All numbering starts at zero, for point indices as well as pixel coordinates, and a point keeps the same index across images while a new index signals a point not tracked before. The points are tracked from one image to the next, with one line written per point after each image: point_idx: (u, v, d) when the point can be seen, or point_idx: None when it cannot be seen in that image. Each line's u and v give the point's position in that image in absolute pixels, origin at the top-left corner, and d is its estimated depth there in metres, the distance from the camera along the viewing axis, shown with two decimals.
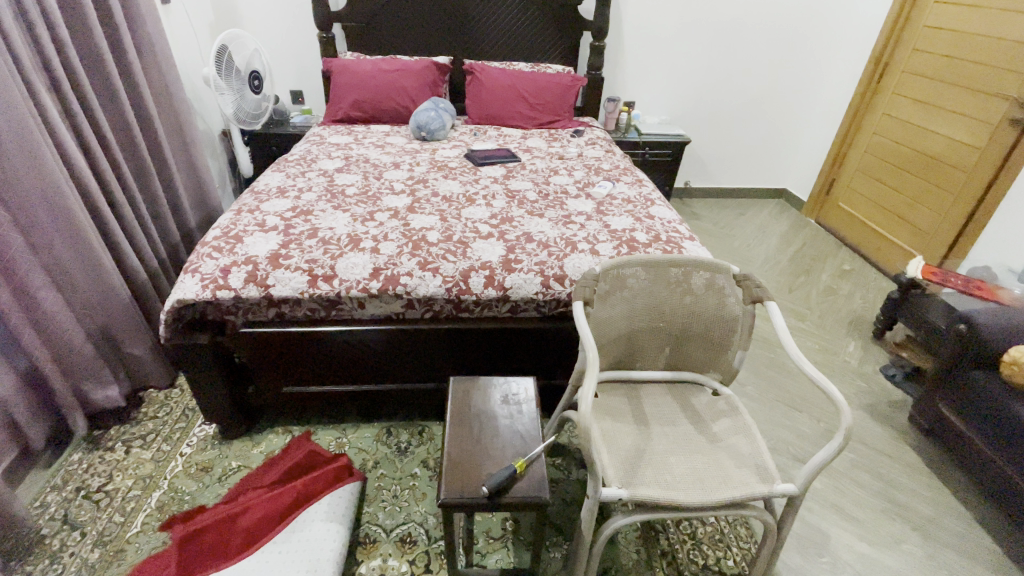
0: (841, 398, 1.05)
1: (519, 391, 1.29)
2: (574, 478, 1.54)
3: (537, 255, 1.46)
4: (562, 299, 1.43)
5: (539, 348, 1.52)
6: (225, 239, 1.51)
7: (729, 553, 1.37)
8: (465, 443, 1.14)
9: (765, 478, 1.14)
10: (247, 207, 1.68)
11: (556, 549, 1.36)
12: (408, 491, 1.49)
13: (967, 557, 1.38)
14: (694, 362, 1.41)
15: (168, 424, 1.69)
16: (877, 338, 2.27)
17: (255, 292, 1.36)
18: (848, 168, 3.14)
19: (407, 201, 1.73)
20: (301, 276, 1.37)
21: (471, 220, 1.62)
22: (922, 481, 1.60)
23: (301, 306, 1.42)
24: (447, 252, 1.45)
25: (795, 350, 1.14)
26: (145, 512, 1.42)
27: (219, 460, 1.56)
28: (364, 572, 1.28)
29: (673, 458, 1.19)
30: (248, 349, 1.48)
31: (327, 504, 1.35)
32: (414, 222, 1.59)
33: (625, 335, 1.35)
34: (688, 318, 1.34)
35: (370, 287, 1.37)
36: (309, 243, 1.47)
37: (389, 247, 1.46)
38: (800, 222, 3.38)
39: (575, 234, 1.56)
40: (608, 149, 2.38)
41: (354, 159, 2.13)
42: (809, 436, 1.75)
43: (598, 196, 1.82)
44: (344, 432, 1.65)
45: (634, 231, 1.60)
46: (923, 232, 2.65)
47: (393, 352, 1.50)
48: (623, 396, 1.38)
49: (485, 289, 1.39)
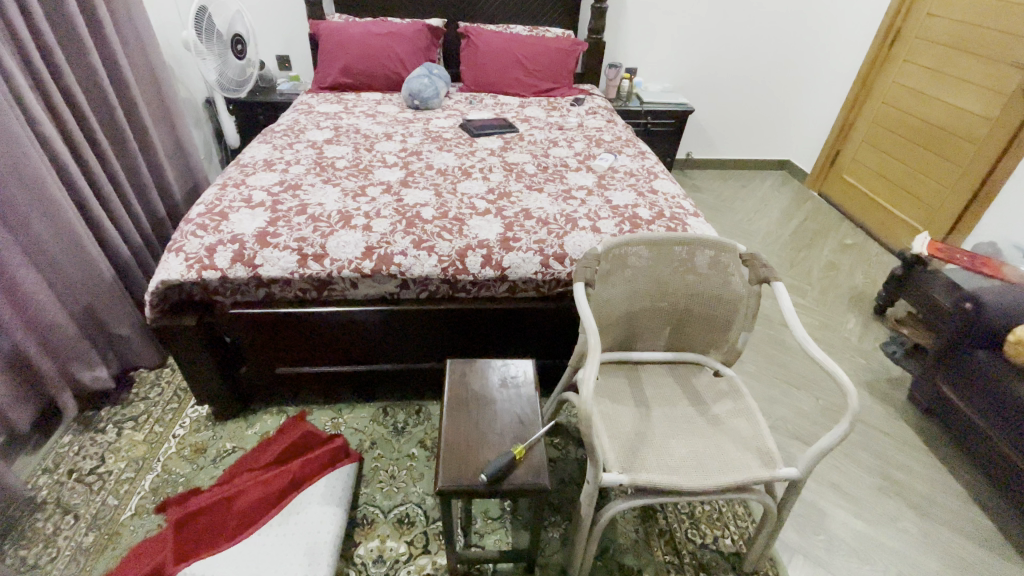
0: (848, 380, 1.02)
1: (518, 374, 1.26)
2: (573, 457, 1.53)
3: (536, 233, 1.40)
4: (562, 279, 1.38)
5: (538, 329, 1.48)
6: (210, 216, 1.44)
7: (727, 532, 1.37)
8: (463, 428, 1.11)
9: (768, 462, 1.12)
10: (233, 181, 1.61)
11: (555, 529, 1.36)
12: (405, 471, 1.47)
13: (962, 534, 1.40)
14: (695, 342, 1.38)
15: (160, 404, 1.66)
16: (879, 314, 2.25)
17: (243, 272, 1.31)
18: (854, 139, 3.06)
19: (401, 174, 1.65)
20: (291, 256, 1.32)
21: (467, 195, 1.55)
22: (919, 459, 1.60)
23: (291, 287, 1.36)
24: (442, 229, 1.39)
25: (801, 332, 1.11)
26: (139, 495, 1.40)
27: (213, 442, 1.54)
28: (363, 553, 1.28)
29: (675, 442, 1.17)
30: (238, 330, 1.43)
31: (324, 487, 1.34)
32: (408, 198, 1.52)
33: (626, 316, 1.31)
34: (691, 298, 1.30)
35: (363, 266, 1.31)
36: (298, 221, 1.41)
37: (381, 225, 1.40)
38: (803, 194, 3.31)
39: (575, 210, 1.50)
40: (610, 119, 2.28)
41: (344, 129, 2.03)
42: (808, 414, 1.75)
43: (600, 170, 1.75)
44: (340, 411, 1.63)
45: (637, 207, 1.53)
46: (928, 206, 2.60)
47: (388, 333, 1.46)
48: (624, 377, 1.35)
49: (482, 270, 1.34)
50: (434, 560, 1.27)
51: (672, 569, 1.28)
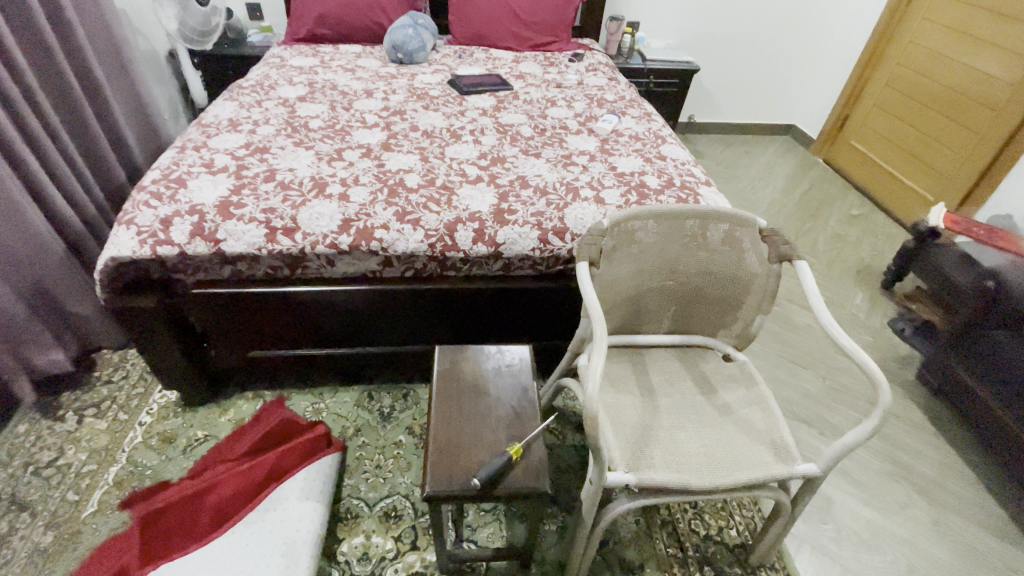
0: (879, 372, 0.91)
1: (513, 361, 1.15)
2: (570, 444, 1.44)
3: (533, 204, 1.26)
4: (562, 256, 1.25)
5: (534, 309, 1.36)
6: (166, 183, 1.28)
7: (731, 522, 1.30)
8: (453, 424, 1.00)
9: (785, 457, 1.02)
10: (193, 143, 1.44)
11: (552, 521, 1.28)
12: (392, 460, 1.37)
13: (971, 522, 1.35)
14: (705, 324, 1.27)
15: (124, 389, 1.53)
16: (887, 289, 2.16)
17: (204, 247, 1.16)
18: (865, 103, 2.90)
19: (383, 136, 1.49)
20: (257, 229, 1.17)
21: (456, 160, 1.39)
22: (929, 442, 1.54)
23: (260, 264, 1.22)
24: (428, 199, 1.24)
25: (826, 316, 1.00)
26: (102, 489, 1.30)
27: (183, 430, 1.42)
28: (347, 551, 1.19)
29: (684, 435, 1.06)
30: (204, 312, 1.30)
31: (303, 480, 1.24)
32: (390, 163, 1.36)
33: (632, 297, 1.20)
34: (702, 277, 1.19)
35: (340, 241, 1.16)
36: (266, 189, 1.25)
37: (360, 193, 1.24)
38: (808, 161, 3.17)
39: (576, 178, 1.36)
40: (612, 76, 2.10)
41: (319, 85, 1.83)
42: (815, 395, 1.67)
43: (603, 133, 1.60)
44: (321, 396, 1.52)
45: (644, 175, 1.39)
46: (940, 175, 2.47)
47: (371, 314, 1.33)
48: (628, 361, 1.24)
49: (474, 246, 1.20)
50: (423, 557, 1.19)
51: (674, 563, 1.22)
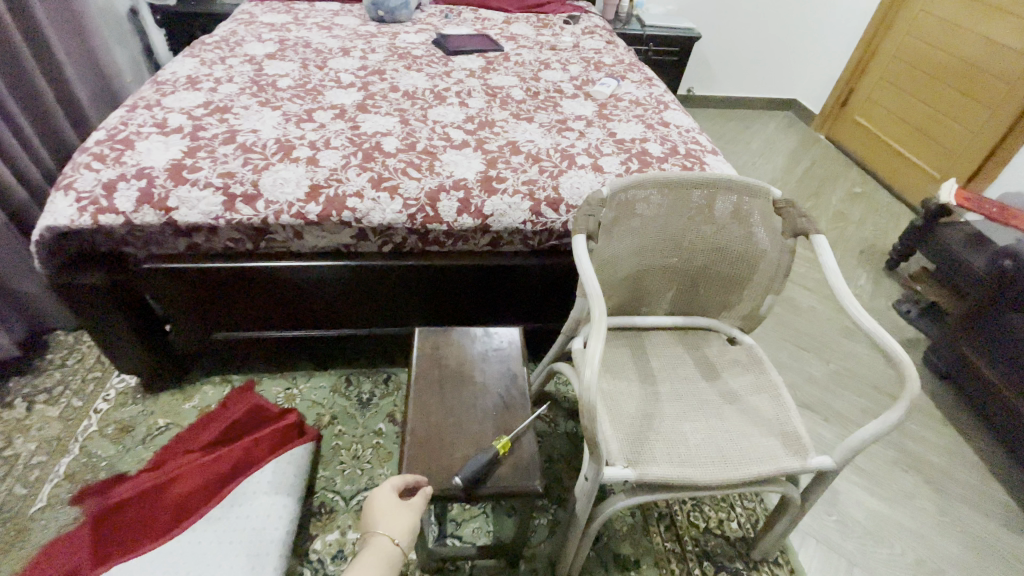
0: (906, 356, 0.82)
1: (502, 345, 1.04)
2: (562, 432, 1.36)
3: (524, 171, 1.14)
4: (556, 230, 1.14)
5: (525, 288, 1.25)
6: (111, 144, 1.14)
7: (732, 514, 1.23)
8: (434, 416, 0.90)
9: (796, 449, 0.94)
10: (145, 101, 1.29)
11: (542, 515, 1.20)
12: (371, 451, 1.27)
13: (980, 513, 1.29)
14: (710, 305, 1.17)
15: (79, 373, 1.41)
16: (891, 269, 2.07)
17: (154, 217, 1.04)
18: (870, 76, 2.77)
19: (359, 97, 1.34)
20: (214, 196, 1.04)
21: (440, 123, 1.26)
22: (936, 429, 1.47)
23: (219, 236, 1.09)
24: (408, 164, 1.11)
25: (847, 295, 0.90)
26: (52, 482, 1.19)
27: (142, 419, 1.31)
28: (320, 549, 1.10)
29: (687, 426, 0.97)
30: (160, 289, 1.17)
31: (272, 473, 1.13)
32: (366, 125, 1.22)
33: (632, 276, 1.09)
34: (709, 254, 1.09)
35: (307, 211, 1.04)
36: (224, 151, 1.11)
37: (331, 157, 1.11)
38: (809, 137, 3.06)
39: (572, 144, 1.23)
40: (609, 40, 1.95)
41: (291, 43, 1.67)
42: (819, 380, 1.60)
43: (601, 97, 1.47)
44: (295, 380, 1.40)
45: (646, 142, 1.27)
46: (948, 151, 2.37)
47: (346, 293, 1.21)
48: (626, 345, 1.14)
49: (458, 217, 1.08)
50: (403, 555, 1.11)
51: (672, 559, 1.14)
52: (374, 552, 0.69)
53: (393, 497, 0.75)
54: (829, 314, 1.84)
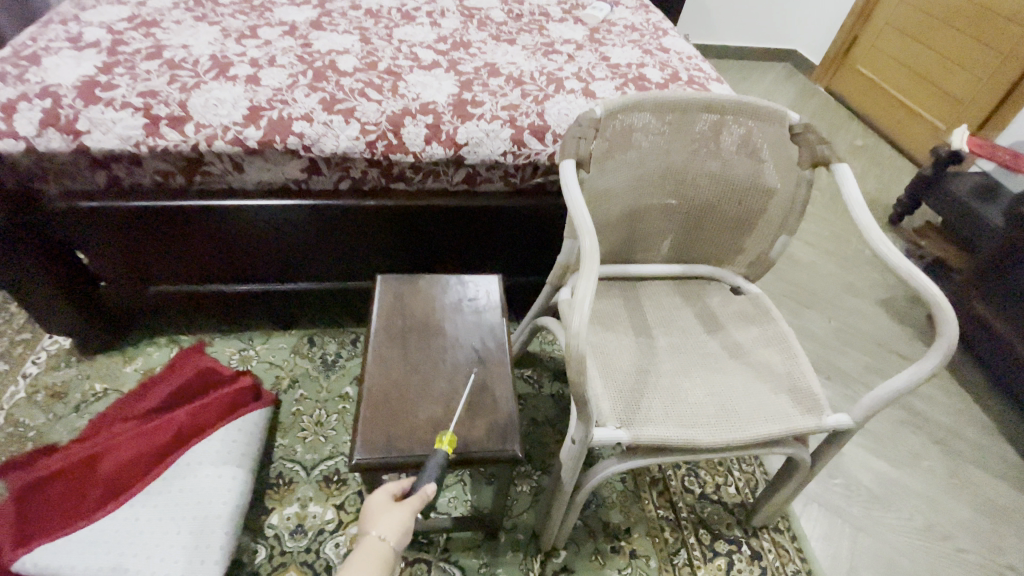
0: (943, 298, 0.71)
1: (478, 295, 0.91)
2: (548, 394, 1.24)
3: (505, 95, 0.98)
4: (542, 164, 0.99)
5: (505, 235, 1.11)
6: (11, 60, 0.96)
7: (730, 478, 1.14)
8: (395, 373, 0.78)
9: (809, 406, 0.83)
10: (58, 16, 1.10)
11: (525, 483, 1.09)
12: (336, 416, 1.15)
13: (991, 474, 1.22)
14: (712, 251, 1.04)
15: (7, 333, 1.25)
16: (895, 224, 1.96)
17: (61, 143, 0.87)
18: (875, 22, 2.60)
19: (313, 14, 1.16)
20: (133, 118, 0.87)
21: (407, 43, 1.09)
22: (943, 387, 1.39)
23: (144, 167, 0.93)
24: (367, 84, 0.95)
25: (874, 230, 0.78)
26: None
27: (77, 384, 1.16)
28: (278, 524, 0.98)
29: (688, 382, 0.86)
30: (83, 235, 1.01)
31: (221, 441, 1.00)
32: (318, 43, 1.05)
33: (627, 215, 0.95)
34: (714, 190, 0.95)
35: (245, 136, 0.88)
36: (147, 68, 0.95)
37: (276, 75, 0.95)
38: (809, 90, 2.90)
39: (559, 67, 1.07)
40: None
41: None
42: (821, 337, 1.50)
43: (592, 22, 1.29)
44: (251, 341, 1.26)
45: (643, 67, 1.11)
46: (956, 100, 2.25)
47: (301, 240, 1.06)
48: (618, 295, 1.02)
49: (427, 146, 0.92)
50: None
51: (666, 527, 1.05)
52: (362, 554, 0.55)
53: (387, 491, 0.62)
54: (831, 269, 1.73)
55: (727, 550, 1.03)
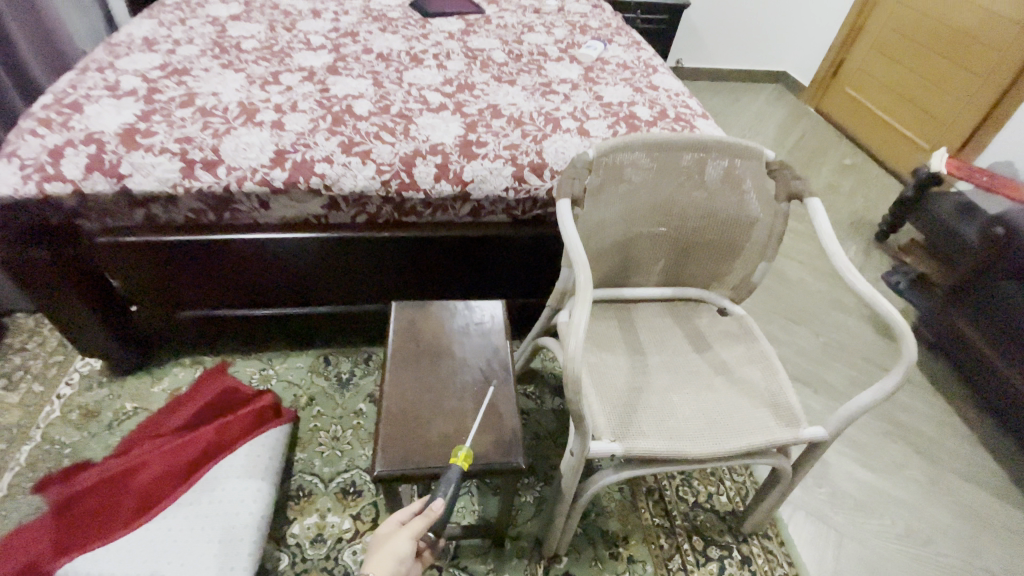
0: (903, 322, 0.79)
1: (484, 319, 0.99)
2: (549, 409, 1.32)
3: (507, 135, 1.07)
4: (541, 198, 1.08)
5: (507, 261, 1.19)
6: (57, 108, 1.06)
7: (721, 488, 1.21)
8: (410, 393, 0.86)
9: (788, 420, 0.91)
10: (96, 64, 1.20)
11: (529, 493, 1.16)
12: (351, 431, 1.23)
13: (970, 482, 1.29)
14: (700, 275, 1.13)
15: (41, 356, 1.33)
16: (881, 241, 2.05)
17: (105, 185, 0.96)
18: (860, 46, 2.71)
19: (329, 59, 1.26)
20: (170, 162, 0.97)
21: (416, 86, 1.19)
22: (925, 399, 1.47)
23: (178, 206, 1.02)
24: (381, 127, 1.05)
25: (843, 259, 0.87)
26: (12, 471, 1.12)
27: (109, 404, 1.24)
28: (299, 533, 1.06)
29: (677, 398, 0.94)
30: (119, 266, 1.09)
31: (246, 455, 1.08)
32: (335, 88, 1.15)
33: (620, 244, 1.04)
34: (700, 221, 1.04)
35: (272, 177, 0.97)
36: (181, 115, 1.04)
37: (298, 120, 1.04)
38: (798, 110, 3.00)
39: (556, 107, 1.17)
40: (595, 2, 1.85)
41: (259, 4, 1.57)
42: (809, 352, 1.58)
43: (587, 61, 1.39)
44: (270, 361, 1.35)
45: (634, 105, 1.21)
46: (938, 121, 2.35)
47: (319, 268, 1.15)
48: (614, 318, 1.10)
49: (437, 184, 1.01)
50: None
51: (661, 534, 1.12)
52: None
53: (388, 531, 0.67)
54: (819, 286, 1.81)
55: (719, 556, 1.10)
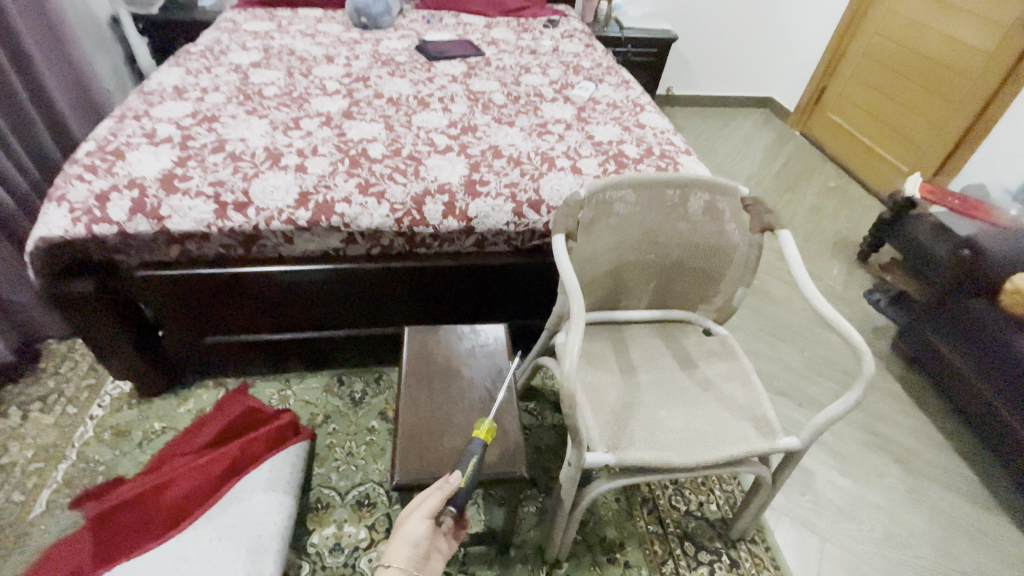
0: (862, 342, 0.88)
1: (488, 342, 1.09)
2: (549, 424, 1.41)
3: (507, 174, 1.19)
4: (538, 231, 1.18)
5: (509, 287, 1.30)
6: (101, 155, 1.17)
7: (711, 497, 1.29)
8: (423, 410, 0.95)
9: (766, 431, 1.00)
10: (132, 112, 1.32)
11: (531, 503, 1.25)
12: (365, 447, 1.32)
13: (947, 489, 1.37)
14: (685, 299, 1.23)
15: (73, 380, 1.43)
16: (863, 260, 2.16)
17: (147, 226, 1.07)
18: (841, 74, 2.86)
19: (344, 104, 1.38)
20: (205, 204, 1.07)
21: (424, 129, 1.31)
22: (905, 411, 1.55)
23: (211, 242, 1.12)
24: (394, 170, 1.16)
25: (809, 285, 0.97)
26: (50, 488, 1.21)
27: (139, 424, 1.33)
28: (318, 543, 1.14)
29: (665, 412, 1.03)
30: (153, 296, 1.20)
31: (270, 470, 1.17)
32: (351, 132, 1.27)
33: (611, 272, 1.14)
34: (684, 250, 1.14)
35: (297, 216, 1.08)
36: (214, 161, 1.15)
37: (319, 164, 1.15)
38: (784, 134, 3.14)
39: (552, 147, 1.28)
40: (587, 42, 1.99)
41: (276, 51, 1.71)
42: (794, 367, 1.67)
43: (579, 101, 1.52)
44: (288, 382, 1.44)
45: (622, 144, 1.33)
46: (916, 146, 2.48)
47: (336, 296, 1.25)
48: (607, 339, 1.19)
49: (444, 220, 1.12)
50: None
51: (655, 541, 1.20)
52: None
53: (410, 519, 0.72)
54: (804, 304, 1.91)
55: (709, 560, 1.18)
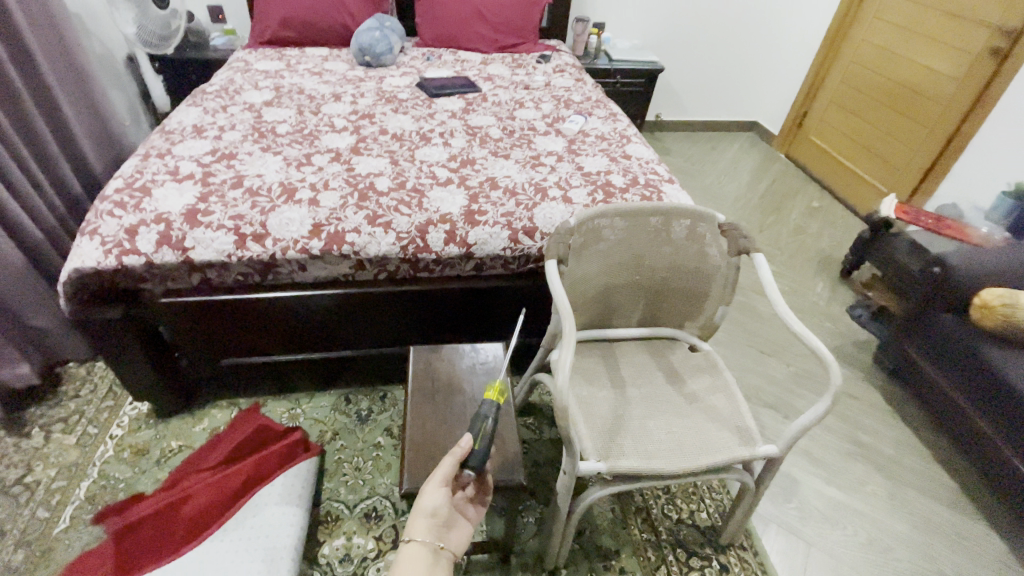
0: (829, 355, 0.97)
1: (488, 359, 1.18)
2: (546, 437, 1.48)
3: (503, 204, 1.28)
4: (533, 255, 1.28)
5: (506, 308, 1.38)
6: (129, 191, 1.27)
7: (702, 505, 1.36)
8: (428, 424, 1.03)
9: (746, 439, 1.08)
10: (156, 151, 1.43)
11: (530, 514, 1.31)
12: (371, 462, 1.39)
13: (926, 495, 1.43)
14: (671, 317, 1.32)
15: (93, 401, 1.50)
16: (845, 277, 2.25)
17: (172, 257, 1.16)
18: (822, 100, 3.01)
19: (352, 141, 1.49)
20: (226, 236, 1.17)
21: (427, 163, 1.41)
22: (886, 422, 1.63)
23: (230, 271, 1.22)
24: (399, 202, 1.26)
25: (781, 304, 1.06)
26: (74, 504, 1.27)
27: (156, 442, 1.40)
28: (329, 553, 1.20)
29: (653, 423, 1.11)
30: (174, 321, 1.28)
31: (283, 484, 1.24)
32: (359, 167, 1.37)
33: (601, 293, 1.23)
34: (668, 272, 1.23)
35: (311, 246, 1.17)
36: (233, 196, 1.25)
37: (330, 198, 1.25)
38: (770, 156, 3.27)
39: (545, 178, 1.39)
40: (578, 76, 2.12)
41: (286, 89, 1.83)
42: (780, 380, 1.75)
43: (570, 133, 1.63)
44: (297, 401, 1.51)
45: (610, 174, 1.43)
46: (893, 168, 2.60)
47: (344, 318, 1.34)
48: (599, 356, 1.28)
49: (446, 247, 1.22)
50: None
51: (649, 548, 1.26)
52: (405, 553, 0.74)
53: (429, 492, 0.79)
54: None
55: (700, 565, 1.24)
